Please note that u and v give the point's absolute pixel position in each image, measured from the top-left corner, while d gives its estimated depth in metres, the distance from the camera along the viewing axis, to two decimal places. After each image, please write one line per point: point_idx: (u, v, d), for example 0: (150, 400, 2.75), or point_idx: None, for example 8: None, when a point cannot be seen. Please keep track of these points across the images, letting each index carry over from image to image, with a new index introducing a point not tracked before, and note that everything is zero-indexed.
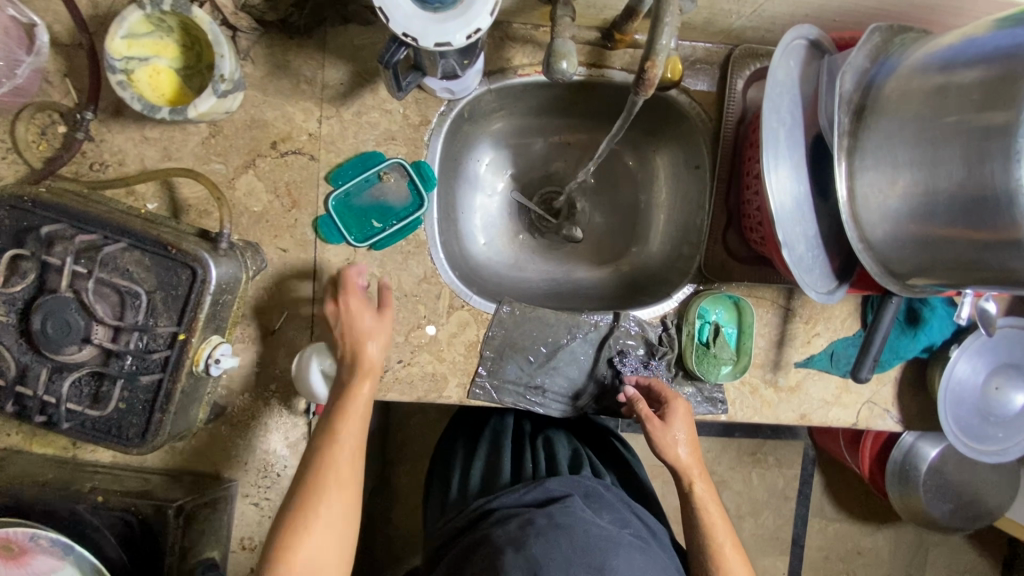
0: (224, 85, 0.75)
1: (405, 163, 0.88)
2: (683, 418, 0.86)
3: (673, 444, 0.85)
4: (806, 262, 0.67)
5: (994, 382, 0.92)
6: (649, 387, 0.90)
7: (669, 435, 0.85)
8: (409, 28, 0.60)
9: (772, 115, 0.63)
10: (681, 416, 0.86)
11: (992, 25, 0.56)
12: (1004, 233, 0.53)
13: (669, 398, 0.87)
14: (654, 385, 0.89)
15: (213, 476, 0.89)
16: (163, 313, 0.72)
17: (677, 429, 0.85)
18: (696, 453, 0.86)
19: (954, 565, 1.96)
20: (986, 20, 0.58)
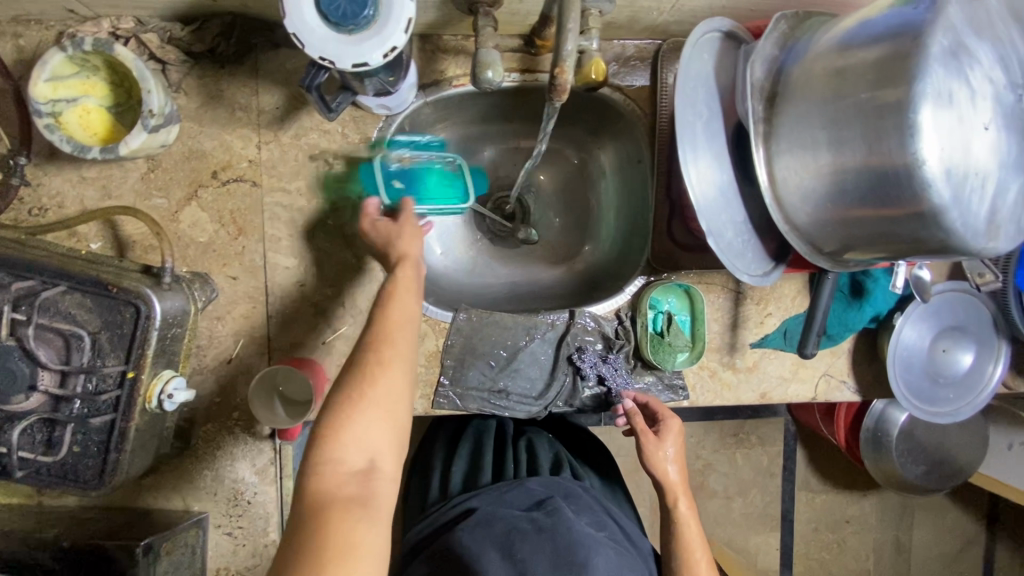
0: (153, 119, 0.76)
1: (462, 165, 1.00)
2: (676, 437, 0.89)
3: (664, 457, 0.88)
4: (736, 248, 0.69)
5: (940, 344, 0.94)
6: (648, 403, 0.93)
7: (661, 451, 0.88)
8: (324, 51, 0.61)
9: (687, 109, 0.65)
10: (675, 434, 0.89)
11: (886, 5, 0.58)
12: (910, 207, 0.55)
13: (666, 416, 0.90)
14: (653, 403, 0.92)
15: (182, 510, 0.89)
16: (110, 352, 0.72)
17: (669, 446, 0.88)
18: (682, 471, 0.89)
19: (940, 525, 1.99)
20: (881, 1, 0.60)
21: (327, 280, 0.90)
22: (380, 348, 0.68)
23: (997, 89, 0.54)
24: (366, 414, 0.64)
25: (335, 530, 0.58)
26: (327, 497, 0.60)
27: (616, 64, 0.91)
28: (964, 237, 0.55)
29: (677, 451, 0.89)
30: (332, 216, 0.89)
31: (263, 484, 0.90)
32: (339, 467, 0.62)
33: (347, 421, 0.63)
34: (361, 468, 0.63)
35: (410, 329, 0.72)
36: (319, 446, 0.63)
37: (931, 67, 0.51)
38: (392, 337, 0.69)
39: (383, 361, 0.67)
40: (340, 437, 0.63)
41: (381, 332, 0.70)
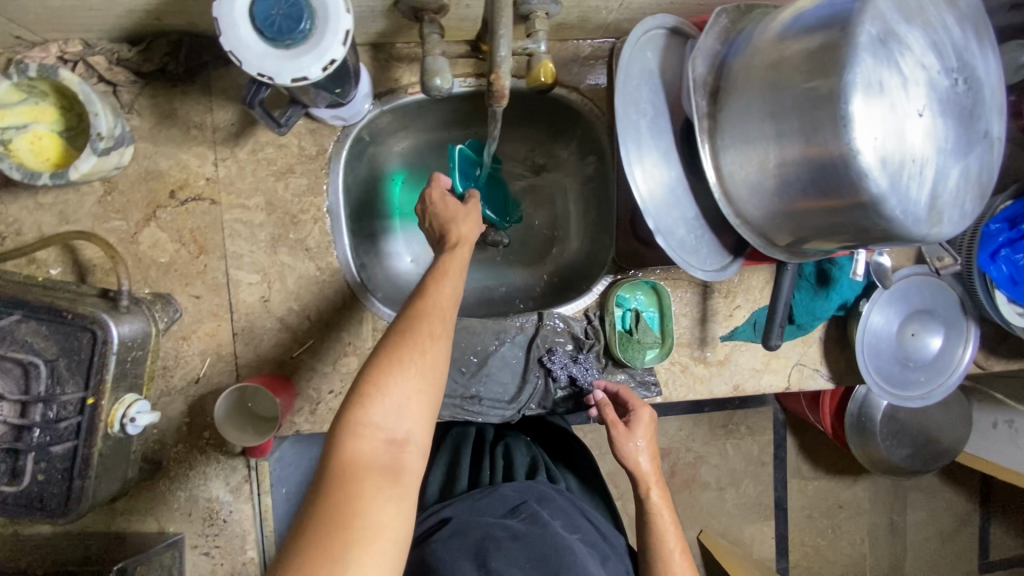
0: (103, 142, 0.76)
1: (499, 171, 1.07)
2: (647, 426, 0.87)
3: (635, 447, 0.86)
4: (689, 244, 0.70)
5: (909, 329, 0.95)
6: (619, 394, 0.91)
7: (631, 442, 0.86)
8: (262, 68, 0.61)
9: (630, 108, 0.66)
10: (645, 424, 0.87)
11: None
12: (851, 195, 0.55)
13: (636, 406, 0.88)
14: (623, 394, 0.90)
15: (157, 533, 0.88)
16: (69, 379, 0.71)
17: (641, 435, 0.86)
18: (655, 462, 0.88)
19: (933, 505, 1.96)
20: None
21: (291, 293, 0.89)
22: (436, 316, 0.65)
23: (931, 75, 0.53)
24: (410, 385, 0.61)
25: (364, 503, 0.55)
26: (355, 463, 0.57)
27: (571, 64, 0.91)
28: (906, 224, 0.55)
29: (648, 441, 0.88)
30: (293, 230, 0.89)
31: (238, 502, 0.90)
32: (371, 432, 0.58)
33: (387, 383, 0.60)
34: (395, 440, 0.59)
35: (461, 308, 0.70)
36: (355, 406, 0.59)
37: (861, 56, 0.51)
38: (446, 308, 0.67)
39: (440, 334, 0.64)
40: (376, 398, 0.59)
41: (428, 298, 0.66)
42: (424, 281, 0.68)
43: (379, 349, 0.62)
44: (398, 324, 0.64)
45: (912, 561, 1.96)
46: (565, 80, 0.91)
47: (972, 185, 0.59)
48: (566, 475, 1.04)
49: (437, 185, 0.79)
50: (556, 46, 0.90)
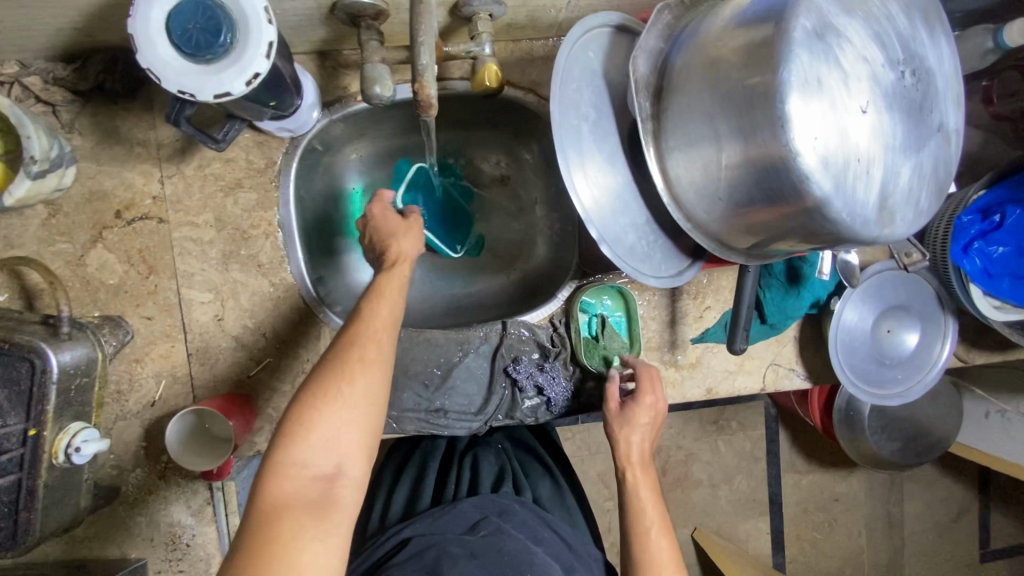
0: (36, 166, 0.74)
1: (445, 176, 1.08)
2: (645, 411, 0.84)
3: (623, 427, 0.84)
4: (640, 251, 0.68)
5: (884, 326, 0.92)
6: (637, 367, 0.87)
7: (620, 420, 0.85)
8: (182, 85, 0.59)
9: (571, 112, 0.64)
10: (643, 408, 0.84)
11: None
12: (793, 196, 0.52)
13: (641, 386, 0.85)
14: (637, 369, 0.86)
15: (120, 559, 0.86)
16: (10, 411, 0.69)
17: (632, 418, 0.84)
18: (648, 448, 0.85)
19: (930, 496, 1.90)
20: None
21: (246, 311, 0.87)
22: (366, 342, 0.66)
23: (874, 69, 0.51)
24: (338, 420, 0.62)
25: (289, 542, 0.56)
26: (280, 502, 0.58)
27: (526, 65, 0.88)
28: (854, 226, 0.53)
29: (646, 426, 0.84)
30: (244, 246, 0.87)
31: (200, 526, 0.88)
32: (298, 468, 0.59)
33: (314, 419, 0.61)
34: (325, 475, 0.60)
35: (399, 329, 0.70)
36: (282, 445, 0.60)
37: (796, 52, 0.49)
38: (380, 331, 0.67)
39: (373, 359, 0.65)
40: (302, 436, 0.60)
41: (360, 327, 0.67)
42: (358, 306, 0.69)
43: (309, 383, 0.63)
44: (329, 354, 0.65)
45: (911, 554, 1.90)
46: (520, 81, 0.88)
47: (927, 181, 0.56)
48: (539, 478, 1.00)
49: (379, 200, 0.79)
50: (509, 47, 0.87)
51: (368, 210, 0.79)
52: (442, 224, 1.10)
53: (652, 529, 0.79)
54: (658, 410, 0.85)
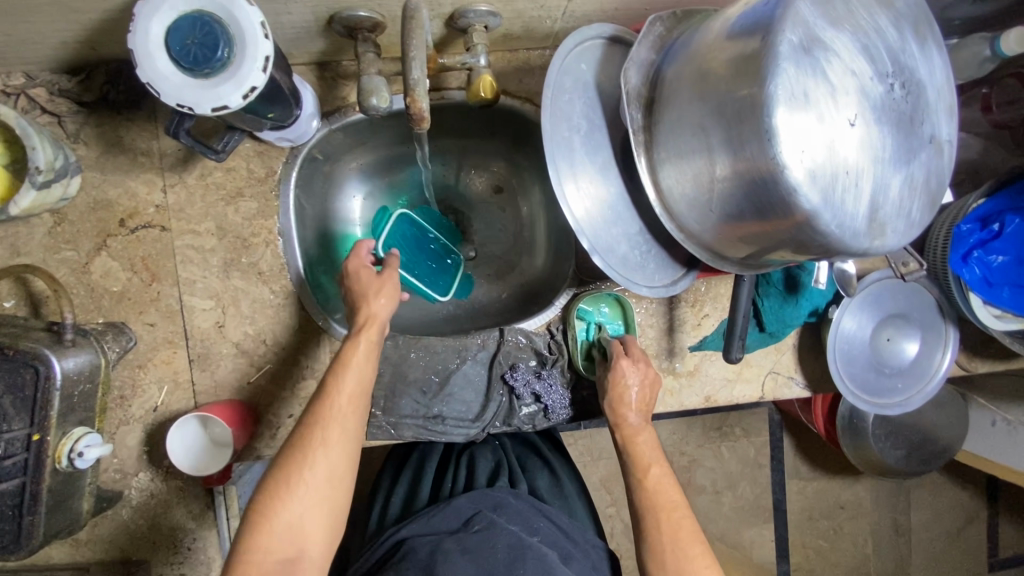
0: (42, 175, 0.76)
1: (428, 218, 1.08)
2: (623, 376, 0.83)
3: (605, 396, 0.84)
4: (633, 260, 0.68)
5: (884, 334, 0.91)
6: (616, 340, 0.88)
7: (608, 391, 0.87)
8: (181, 98, 0.60)
9: (563, 124, 0.64)
10: (621, 373, 0.83)
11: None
12: (784, 208, 0.52)
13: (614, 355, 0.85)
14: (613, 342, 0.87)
15: (123, 561, 0.88)
16: (14, 416, 0.70)
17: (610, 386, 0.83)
18: (638, 410, 0.83)
19: (937, 504, 1.88)
20: None
21: (246, 318, 0.88)
22: (325, 422, 0.69)
23: (863, 81, 0.51)
24: (303, 505, 0.66)
25: None
26: None
27: (523, 75, 0.89)
28: (844, 239, 0.53)
29: (626, 389, 0.83)
30: (245, 254, 0.88)
31: (201, 529, 0.89)
32: (264, 555, 0.64)
33: (278, 507, 0.65)
34: (290, 558, 0.65)
35: (365, 399, 0.72)
36: (250, 533, 0.65)
37: (783, 66, 0.49)
38: (340, 408, 0.70)
39: (333, 438, 0.69)
40: (265, 525, 0.65)
41: (324, 408, 0.70)
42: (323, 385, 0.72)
43: (275, 469, 0.68)
44: (295, 433, 0.69)
45: (917, 563, 1.88)
46: (517, 91, 0.89)
47: (919, 192, 0.56)
48: (537, 470, 1.01)
49: (358, 253, 0.79)
50: (506, 56, 0.88)
51: (346, 265, 0.78)
52: (430, 267, 1.03)
53: (650, 475, 0.79)
54: (639, 374, 0.84)
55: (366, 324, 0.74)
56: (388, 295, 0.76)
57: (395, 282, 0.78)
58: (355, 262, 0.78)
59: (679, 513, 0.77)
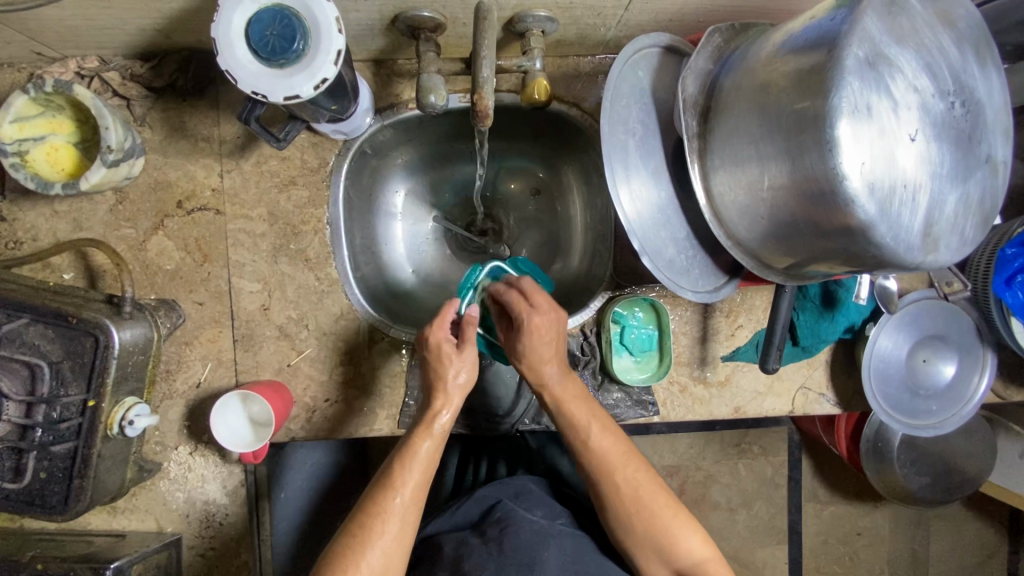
0: (113, 155, 0.79)
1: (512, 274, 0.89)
2: (534, 335, 0.78)
3: (520, 358, 0.80)
4: (679, 264, 0.70)
5: (920, 355, 0.91)
6: (505, 294, 0.81)
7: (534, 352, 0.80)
8: (256, 86, 0.63)
9: (618, 128, 0.66)
10: (533, 333, 0.78)
11: (827, 7, 0.56)
12: (839, 220, 0.53)
13: (521, 315, 0.78)
14: (511, 297, 0.81)
15: (156, 532, 0.90)
16: (73, 381, 0.74)
17: (523, 348, 0.79)
18: (561, 365, 0.81)
19: (958, 537, 1.83)
20: (818, 6, 0.58)
21: (291, 302, 0.91)
22: (388, 509, 0.73)
23: (924, 98, 0.52)
24: None
25: None
26: None
27: (572, 81, 0.91)
28: (898, 252, 0.53)
29: (545, 346, 0.79)
30: (294, 241, 0.91)
31: (233, 506, 0.91)
32: None
33: None
34: None
35: (427, 485, 0.77)
36: None
37: (848, 79, 0.50)
38: (403, 498, 0.74)
39: (391, 526, 0.73)
40: None
41: (385, 495, 0.74)
42: (385, 471, 0.76)
43: (333, 553, 0.72)
44: (357, 516, 0.74)
45: None
46: (565, 95, 0.91)
47: (972, 211, 0.57)
48: (558, 455, 1.14)
49: (438, 325, 0.79)
50: (557, 62, 0.90)
51: (426, 334, 0.79)
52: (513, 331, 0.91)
53: (587, 433, 0.81)
54: (552, 328, 0.79)
55: (438, 413, 0.77)
56: (470, 365, 0.78)
57: (474, 359, 0.79)
58: (436, 337, 0.78)
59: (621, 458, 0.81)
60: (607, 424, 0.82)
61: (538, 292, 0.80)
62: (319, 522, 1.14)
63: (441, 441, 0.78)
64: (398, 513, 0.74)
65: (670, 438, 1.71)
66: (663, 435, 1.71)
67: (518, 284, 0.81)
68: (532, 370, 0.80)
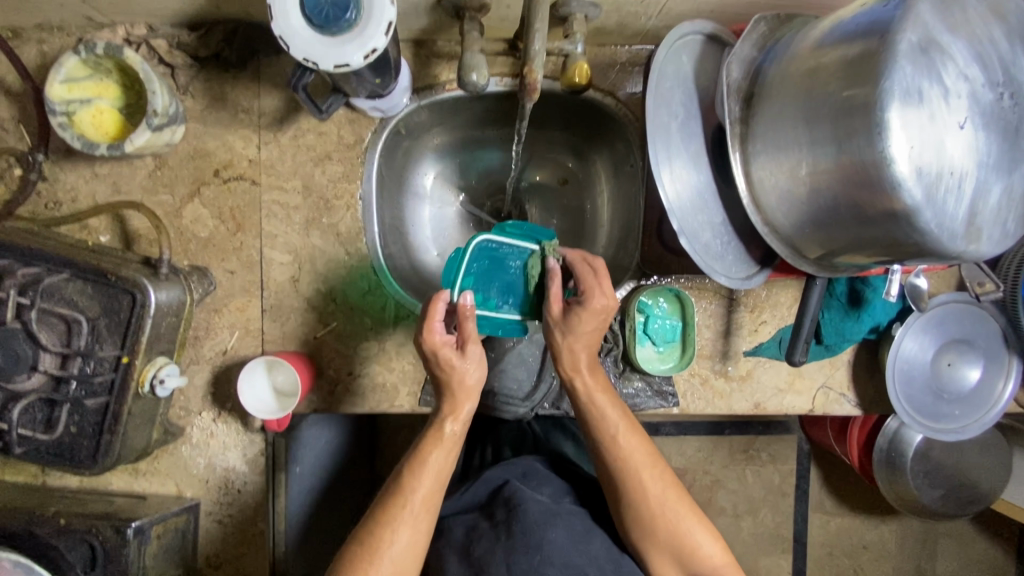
0: (157, 119, 0.80)
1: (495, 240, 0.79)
2: (592, 318, 0.79)
3: (567, 333, 0.79)
4: (714, 249, 0.71)
5: (945, 359, 0.92)
6: (582, 262, 0.81)
7: (590, 330, 0.80)
8: (308, 53, 0.64)
9: (662, 109, 0.68)
10: (593, 312, 0.78)
11: None
12: (884, 206, 0.54)
13: (592, 289, 0.79)
14: (587, 269, 0.81)
15: (175, 496, 0.91)
16: (108, 338, 0.75)
17: (576, 327, 0.79)
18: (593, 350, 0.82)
19: (965, 557, 1.79)
20: None
21: (320, 276, 0.92)
22: (398, 515, 0.74)
23: (974, 87, 0.53)
24: None
25: None
26: None
27: (609, 70, 0.92)
28: (940, 239, 0.54)
29: (592, 329, 0.80)
30: (326, 215, 0.92)
31: (252, 474, 0.92)
32: None
33: None
34: None
35: (440, 494, 0.77)
36: None
37: (900, 63, 0.51)
38: (413, 506, 0.75)
39: (403, 536, 0.74)
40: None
41: (400, 499, 0.75)
42: (399, 476, 0.77)
43: (351, 552, 0.74)
44: (371, 518, 0.75)
45: None
46: (601, 84, 0.92)
47: (1015, 205, 0.57)
48: (561, 440, 1.14)
49: (430, 334, 0.75)
50: (594, 50, 0.91)
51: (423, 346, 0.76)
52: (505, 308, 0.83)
53: (608, 418, 0.81)
54: (609, 313, 0.80)
55: (450, 418, 0.78)
56: (477, 361, 0.77)
57: (480, 357, 0.78)
58: (433, 340, 0.75)
59: (602, 390, 0.82)
60: (623, 407, 0.83)
61: (610, 284, 0.80)
62: (329, 499, 1.14)
63: (452, 449, 0.78)
64: (410, 519, 0.75)
65: (678, 440, 1.69)
66: (671, 436, 1.69)
67: (594, 262, 0.82)
68: (570, 352, 0.81)
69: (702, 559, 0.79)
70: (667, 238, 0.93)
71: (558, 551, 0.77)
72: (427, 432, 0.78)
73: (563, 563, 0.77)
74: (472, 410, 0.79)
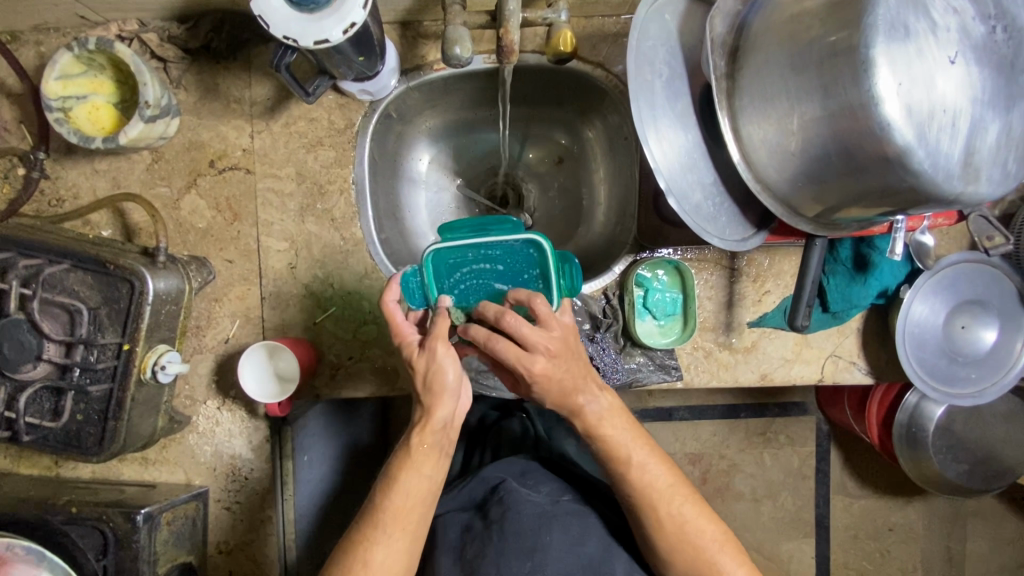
0: (150, 110, 0.81)
1: (447, 243, 0.76)
2: (559, 362, 0.72)
3: (552, 392, 0.74)
4: (706, 210, 0.69)
5: (958, 321, 0.89)
6: (492, 340, 0.70)
7: (566, 374, 0.73)
8: (287, 31, 0.64)
9: (644, 68, 0.66)
10: (556, 361, 0.72)
11: None
12: (877, 150, 0.53)
13: (526, 355, 0.70)
14: (502, 344, 0.70)
15: (185, 484, 0.92)
16: (110, 326, 0.77)
17: (548, 383, 0.73)
18: (588, 386, 0.76)
19: (996, 537, 1.73)
20: None
21: (317, 261, 0.92)
22: (372, 535, 0.74)
23: (964, 21, 0.51)
24: None
25: None
26: None
27: (598, 43, 0.91)
28: (935, 179, 0.53)
29: (567, 367, 0.73)
30: (320, 201, 0.92)
31: (258, 461, 0.93)
32: None
33: None
34: None
35: (415, 512, 0.75)
36: None
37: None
38: (384, 525, 0.74)
39: (376, 553, 0.73)
40: None
41: (375, 517, 0.75)
42: (377, 492, 0.76)
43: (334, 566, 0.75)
44: (349, 536, 0.76)
45: None
46: (590, 57, 0.91)
47: (1017, 143, 0.55)
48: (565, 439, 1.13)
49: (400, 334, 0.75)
50: (582, 22, 0.90)
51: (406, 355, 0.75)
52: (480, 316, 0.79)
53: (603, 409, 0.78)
54: (567, 347, 0.72)
55: (421, 429, 0.75)
56: (448, 362, 0.73)
57: (453, 360, 0.73)
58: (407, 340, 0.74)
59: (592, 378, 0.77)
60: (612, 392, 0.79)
61: (552, 312, 0.71)
62: (339, 488, 1.15)
63: (427, 465, 0.75)
64: (385, 539, 0.74)
65: (692, 425, 1.67)
66: (685, 421, 1.67)
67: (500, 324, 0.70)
68: (564, 403, 0.76)
69: (703, 552, 0.79)
70: (665, 209, 0.91)
71: (552, 556, 0.78)
72: (403, 445, 0.76)
73: (557, 564, 0.78)
74: (448, 410, 0.74)
